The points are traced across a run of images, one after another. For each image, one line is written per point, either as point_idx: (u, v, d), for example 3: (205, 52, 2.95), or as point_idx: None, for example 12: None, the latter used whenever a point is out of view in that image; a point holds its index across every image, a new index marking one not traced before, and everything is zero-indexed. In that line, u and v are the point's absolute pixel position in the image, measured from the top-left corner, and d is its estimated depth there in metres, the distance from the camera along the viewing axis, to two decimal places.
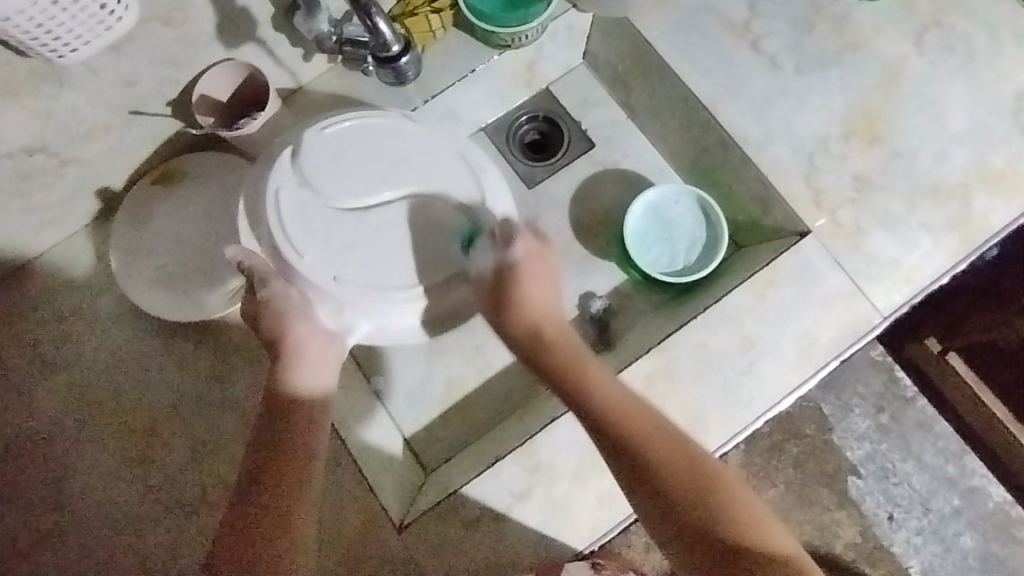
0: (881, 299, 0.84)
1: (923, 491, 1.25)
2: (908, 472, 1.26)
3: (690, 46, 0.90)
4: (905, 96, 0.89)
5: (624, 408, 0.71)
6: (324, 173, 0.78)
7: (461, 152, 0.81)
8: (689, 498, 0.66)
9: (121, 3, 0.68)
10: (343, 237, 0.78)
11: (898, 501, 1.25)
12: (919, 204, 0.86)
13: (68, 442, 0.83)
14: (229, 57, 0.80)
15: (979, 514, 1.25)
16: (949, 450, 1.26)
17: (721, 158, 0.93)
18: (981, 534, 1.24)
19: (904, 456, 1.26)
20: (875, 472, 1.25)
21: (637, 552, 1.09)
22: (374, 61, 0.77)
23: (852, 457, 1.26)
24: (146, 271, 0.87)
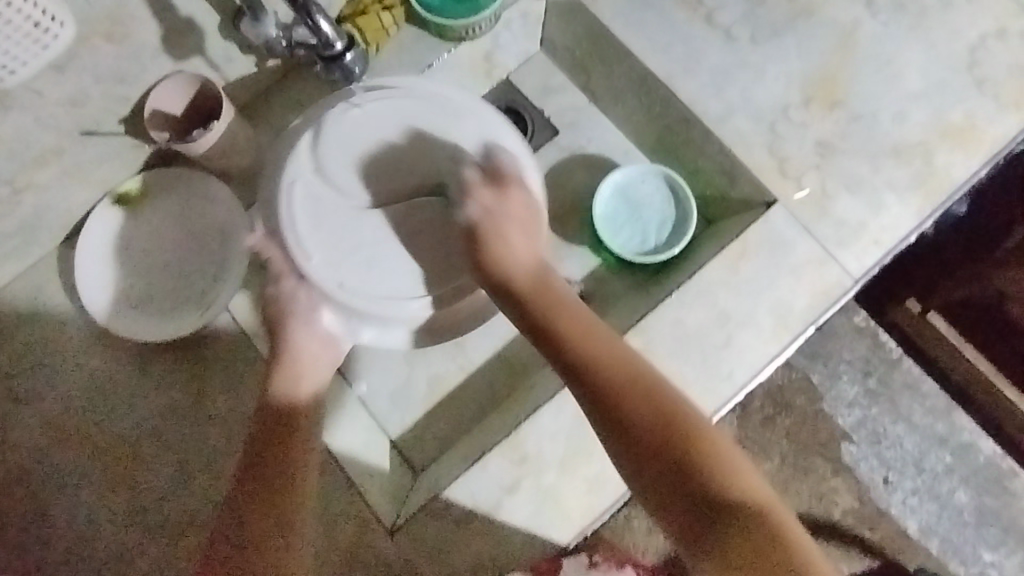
0: (852, 262, 0.85)
1: (914, 451, 1.27)
2: (899, 434, 1.27)
3: (645, 24, 0.90)
4: (862, 58, 0.89)
5: (651, 407, 0.65)
6: (339, 166, 0.79)
7: (485, 139, 0.80)
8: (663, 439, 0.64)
9: (54, 19, 0.65)
10: (356, 233, 0.78)
11: (891, 463, 1.26)
12: (883, 164, 0.87)
13: (51, 471, 0.82)
14: (178, 69, 0.79)
15: (971, 468, 1.27)
16: (936, 408, 1.28)
17: (685, 134, 0.94)
18: (975, 488, 1.26)
19: (893, 418, 1.28)
20: (867, 437, 1.27)
21: (637, 538, 1.10)
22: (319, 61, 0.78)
23: (843, 424, 1.27)
24: (115, 294, 0.86)
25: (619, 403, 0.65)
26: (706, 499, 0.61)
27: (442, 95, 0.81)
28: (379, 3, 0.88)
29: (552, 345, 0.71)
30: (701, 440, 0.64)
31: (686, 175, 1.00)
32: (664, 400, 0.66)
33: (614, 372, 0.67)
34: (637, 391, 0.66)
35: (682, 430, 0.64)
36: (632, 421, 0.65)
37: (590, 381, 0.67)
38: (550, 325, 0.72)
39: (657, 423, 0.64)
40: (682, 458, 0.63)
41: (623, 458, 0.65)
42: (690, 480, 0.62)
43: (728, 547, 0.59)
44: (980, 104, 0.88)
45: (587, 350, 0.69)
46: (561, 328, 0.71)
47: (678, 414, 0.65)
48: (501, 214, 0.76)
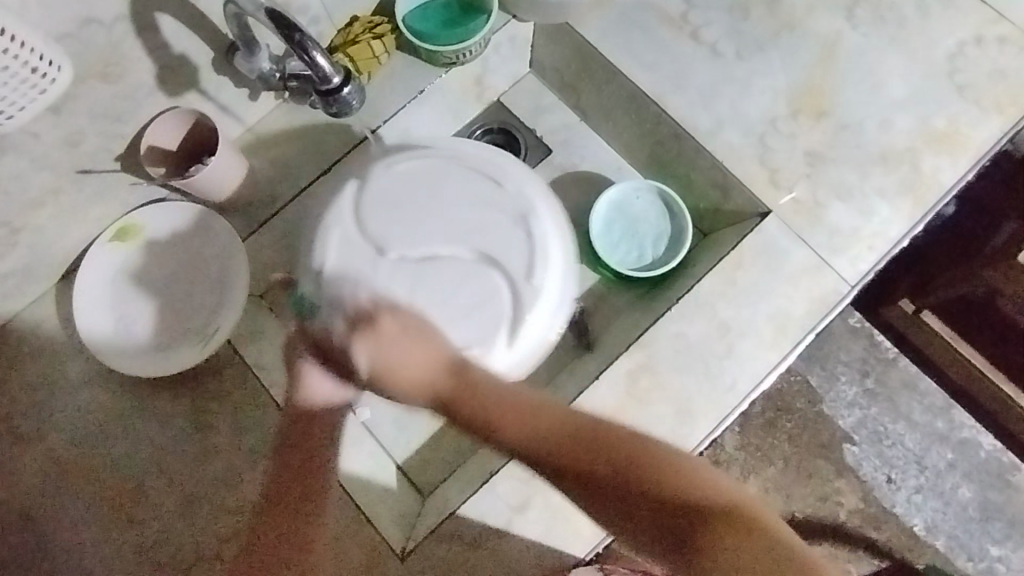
0: (846, 268, 0.86)
1: (916, 449, 1.27)
2: (900, 433, 1.28)
3: (632, 43, 0.92)
4: (845, 68, 0.91)
5: (557, 429, 0.64)
6: (377, 216, 0.85)
7: (524, 215, 0.85)
8: (636, 484, 0.60)
9: (53, 64, 0.64)
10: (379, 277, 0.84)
11: (894, 462, 1.27)
12: (871, 171, 0.88)
13: (56, 512, 0.81)
14: (173, 105, 0.79)
15: (972, 464, 1.27)
16: (935, 406, 1.29)
17: (676, 149, 0.95)
18: (977, 484, 1.27)
19: (893, 417, 1.28)
20: (869, 437, 1.28)
21: None
22: (318, 95, 0.78)
23: (844, 425, 1.28)
24: (115, 330, 0.85)
25: (577, 465, 0.62)
26: (670, 503, 0.59)
27: (474, 163, 0.86)
28: (370, 32, 0.89)
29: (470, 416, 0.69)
30: (640, 449, 0.62)
31: (679, 189, 1.00)
32: (582, 424, 0.64)
33: (552, 429, 0.64)
34: (559, 409, 0.66)
35: (670, 466, 0.61)
36: (598, 470, 0.61)
37: (540, 419, 0.66)
38: (517, 411, 0.67)
39: (629, 480, 0.60)
40: (670, 514, 0.59)
41: (591, 498, 0.61)
42: (667, 511, 0.59)
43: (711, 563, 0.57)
44: (962, 108, 0.90)
45: (491, 394, 0.69)
46: (492, 411, 0.67)
47: (676, 467, 0.61)
48: (393, 351, 0.72)
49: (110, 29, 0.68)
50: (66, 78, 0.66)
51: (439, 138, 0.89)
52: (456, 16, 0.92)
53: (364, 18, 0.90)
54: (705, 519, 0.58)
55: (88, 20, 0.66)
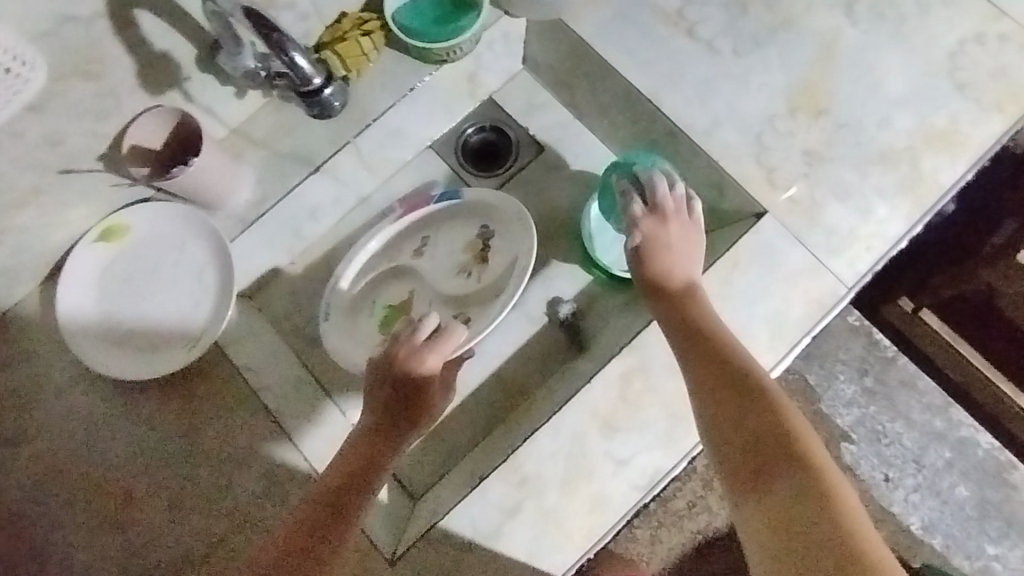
0: (844, 270, 0.84)
1: (914, 447, 1.26)
2: (898, 431, 1.27)
3: (626, 40, 0.91)
4: (844, 65, 0.90)
5: (731, 370, 0.71)
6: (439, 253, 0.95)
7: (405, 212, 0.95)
8: (756, 422, 0.67)
9: (25, 64, 0.65)
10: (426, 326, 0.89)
11: (892, 461, 1.26)
12: (870, 171, 0.87)
13: (42, 515, 0.80)
14: (157, 104, 0.78)
15: (971, 463, 1.26)
16: (935, 404, 1.27)
17: (671, 148, 0.93)
18: (975, 482, 1.25)
19: (892, 415, 1.27)
20: (866, 435, 1.27)
21: (642, 546, 1.18)
22: (298, 93, 0.80)
23: (842, 423, 1.27)
24: (99, 332, 0.83)
25: (770, 408, 0.68)
26: (788, 453, 0.64)
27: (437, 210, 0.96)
28: (358, 28, 0.87)
29: (697, 328, 0.75)
30: (778, 405, 0.68)
31: (674, 188, 0.99)
32: (728, 367, 0.71)
33: (728, 364, 0.71)
34: (742, 358, 0.72)
35: (790, 432, 0.66)
36: (747, 421, 0.67)
37: (714, 374, 0.71)
38: (697, 342, 0.74)
39: (761, 411, 0.68)
40: (779, 449, 0.65)
41: (716, 406, 0.69)
42: (763, 452, 0.65)
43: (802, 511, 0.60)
44: (963, 107, 0.88)
45: (701, 317, 0.76)
46: (701, 331, 0.75)
47: (784, 424, 0.67)
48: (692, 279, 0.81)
49: (87, 26, 0.66)
50: (41, 78, 0.68)
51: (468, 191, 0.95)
52: (446, 13, 0.90)
53: (353, 14, 0.88)
54: (801, 483, 0.62)
55: (65, 18, 0.65)
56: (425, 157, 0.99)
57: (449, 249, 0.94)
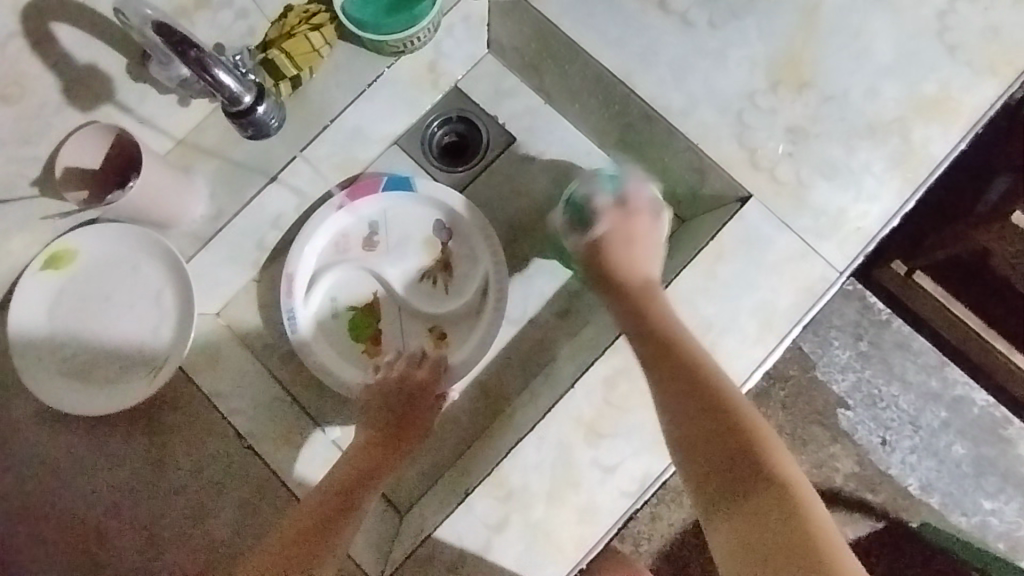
0: (834, 253, 0.80)
1: (910, 409, 1.25)
2: (894, 395, 1.25)
3: (595, 18, 0.85)
4: (828, 33, 0.84)
5: (699, 381, 0.70)
6: (400, 249, 0.90)
7: (356, 205, 0.89)
8: (729, 437, 0.68)
9: None
10: (399, 332, 0.89)
11: (888, 424, 1.25)
12: (857, 145, 0.82)
13: (12, 562, 0.77)
14: (88, 120, 0.72)
15: (966, 421, 1.24)
16: (929, 364, 1.25)
17: (647, 132, 0.88)
18: (971, 440, 1.24)
19: (888, 379, 1.25)
20: (863, 401, 1.25)
21: (642, 525, 1.18)
22: (228, 112, 0.77)
23: (838, 390, 1.25)
24: (56, 366, 0.79)
25: (750, 450, 0.67)
26: (737, 437, 0.68)
27: (394, 205, 0.90)
28: (306, 22, 0.81)
29: (652, 341, 0.74)
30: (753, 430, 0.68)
31: (653, 173, 0.94)
32: (691, 363, 0.72)
33: (683, 359, 0.72)
34: (696, 351, 0.73)
35: (747, 427, 0.69)
36: (717, 445, 0.67)
37: (670, 373, 0.71)
38: (660, 346, 0.73)
39: (724, 436, 0.68)
40: (750, 475, 0.65)
41: (691, 447, 0.68)
42: (727, 456, 0.67)
43: (761, 524, 0.61)
44: (954, 71, 0.83)
45: (661, 322, 0.75)
46: (664, 333, 0.74)
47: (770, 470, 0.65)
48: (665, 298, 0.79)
49: None
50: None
51: (430, 186, 0.88)
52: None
53: (299, 7, 0.82)
54: (750, 466, 0.66)
55: None
56: (391, 155, 0.93)
57: (406, 242, 0.90)
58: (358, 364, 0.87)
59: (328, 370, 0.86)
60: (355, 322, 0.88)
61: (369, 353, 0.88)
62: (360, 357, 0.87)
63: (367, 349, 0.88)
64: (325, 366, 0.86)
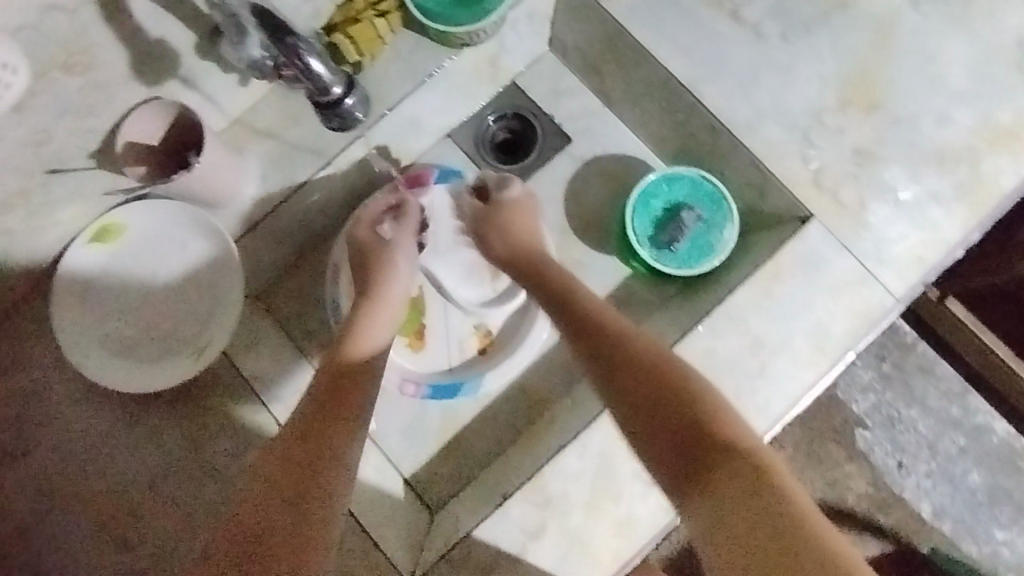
0: (894, 281, 0.79)
1: (929, 434, 1.23)
2: (913, 418, 1.24)
3: (665, 23, 0.83)
4: (901, 54, 0.82)
5: (643, 359, 0.67)
6: (449, 245, 0.89)
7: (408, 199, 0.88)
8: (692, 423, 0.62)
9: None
10: (444, 329, 0.88)
11: (905, 448, 1.24)
12: (924, 172, 0.80)
13: (47, 533, 0.77)
14: (152, 96, 0.71)
15: (985, 450, 1.23)
16: (951, 391, 1.24)
17: (710, 143, 0.86)
18: (989, 469, 1.23)
19: (908, 402, 1.24)
20: (882, 422, 1.24)
21: None
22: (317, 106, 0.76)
23: (857, 410, 1.24)
24: (100, 340, 0.79)
25: (718, 442, 0.60)
26: (708, 447, 0.59)
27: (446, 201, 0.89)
28: (373, 8, 0.79)
29: (586, 327, 0.72)
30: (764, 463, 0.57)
31: None
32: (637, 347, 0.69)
33: (639, 359, 0.68)
34: (636, 343, 0.69)
35: (709, 430, 0.61)
36: (680, 436, 0.61)
37: (627, 366, 0.67)
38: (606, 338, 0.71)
39: (693, 441, 0.60)
40: (740, 480, 0.57)
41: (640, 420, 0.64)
42: (694, 454, 0.60)
43: (752, 524, 0.53)
44: None
45: (586, 313, 0.74)
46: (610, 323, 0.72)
47: (767, 481, 0.57)
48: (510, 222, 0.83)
49: (74, 16, 0.59)
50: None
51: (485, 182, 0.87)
52: None
53: None
54: (724, 464, 0.58)
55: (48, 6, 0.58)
56: (443, 147, 0.94)
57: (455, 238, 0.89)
58: (401, 357, 0.86)
59: None
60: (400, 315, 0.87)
61: (413, 347, 0.87)
62: (403, 351, 0.87)
63: (411, 343, 0.87)
64: None
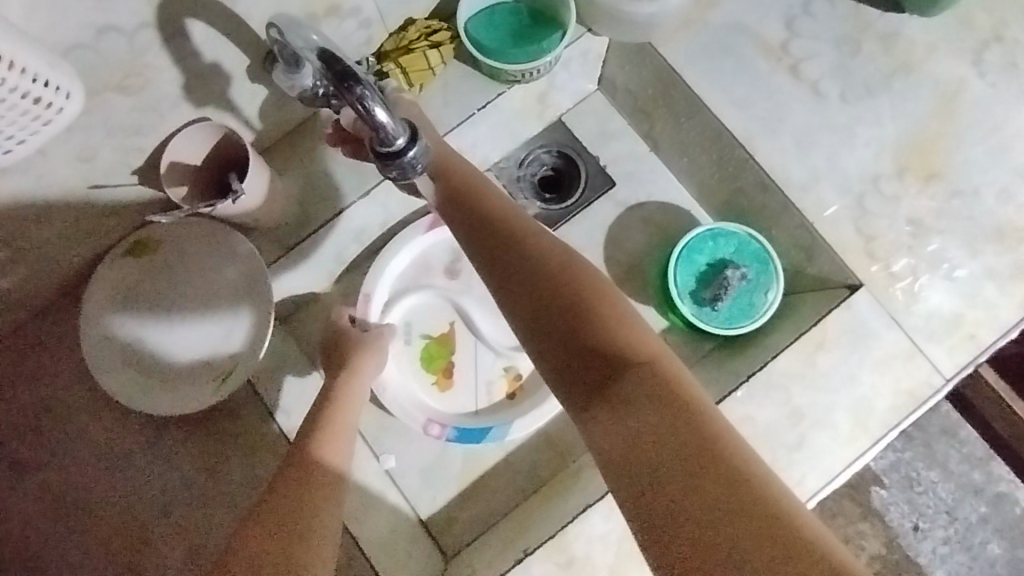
0: (942, 359, 0.76)
1: (948, 499, 1.17)
2: (933, 480, 1.18)
3: (722, 75, 0.81)
4: (964, 124, 0.79)
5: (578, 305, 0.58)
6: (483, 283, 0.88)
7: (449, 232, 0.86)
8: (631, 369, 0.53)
9: (61, 92, 0.55)
10: (472, 369, 0.87)
11: (924, 511, 1.17)
12: (981, 248, 0.78)
13: (52, 552, 0.76)
14: (199, 117, 0.70)
15: (1005, 520, 1.17)
16: (974, 456, 1.18)
17: (759, 200, 0.84)
18: (1010, 541, 1.17)
19: (929, 464, 1.18)
20: (899, 481, 1.18)
21: None
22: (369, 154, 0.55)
23: (875, 466, 1.18)
24: (120, 359, 0.77)
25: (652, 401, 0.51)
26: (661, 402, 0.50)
27: None
28: (427, 39, 0.77)
29: (536, 282, 0.60)
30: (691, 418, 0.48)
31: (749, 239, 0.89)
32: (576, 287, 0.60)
33: (566, 280, 0.60)
34: (579, 286, 0.59)
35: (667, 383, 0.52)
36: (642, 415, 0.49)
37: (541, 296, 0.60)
38: (535, 271, 0.61)
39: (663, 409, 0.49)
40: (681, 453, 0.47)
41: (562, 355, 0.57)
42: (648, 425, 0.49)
43: (709, 525, 0.44)
44: None
45: (536, 260, 0.62)
46: (540, 263, 0.61)
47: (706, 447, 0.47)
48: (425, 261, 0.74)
49: (131, 39, 0.58)
50: (74, 107, 0.57)
51: None
52: (526, 30, 0.81)
53: (421, 21, 0.77)
54: (676, 447, 0.47)
55: (107, 28, 0.56)
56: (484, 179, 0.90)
57: None
58: (428, 395, 0.85)
59: (399, 402, 0.83)
60: (429, 351, 0.86)
61: (440, 385, 0.86)
62: (431, 389, 0.85)
63: (439, 380, 0.86)
64: (396, 396, 0.83)
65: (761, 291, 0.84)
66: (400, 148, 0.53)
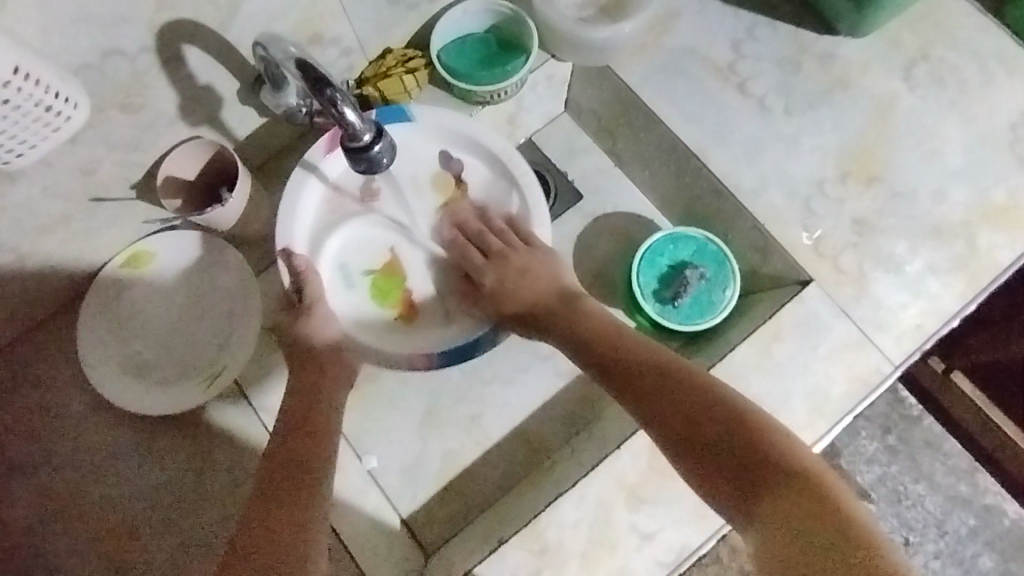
0: (891, 348, 0.80)
1: (936, 512, 1.17)
2: (920, 493, 1.17)
3: (676, 92, 0.88)
4: (898, 132, 0.86)
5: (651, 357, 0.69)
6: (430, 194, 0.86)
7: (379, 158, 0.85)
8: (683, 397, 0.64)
9: (69, 102, 0.61)
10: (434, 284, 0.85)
11: (913, 524, 1.17)
12: (922, 244, 0.83)
13: (48, 552, 0.79)
14: (194, 135, 0.77)
15: (994, 532, 1.17)
16: (959, 468, 1.18)
17: (715, 206, 0.90)
18: (999, 552, 1.16)
19: (915, 477, 1.18)
20: (887, 496, 1.17)
21: None
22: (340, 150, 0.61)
23: (862, 481, 1.17)
24: (115, 364, 0.81)
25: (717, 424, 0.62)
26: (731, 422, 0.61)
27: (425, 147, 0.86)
28: (403, 65, 0.85)
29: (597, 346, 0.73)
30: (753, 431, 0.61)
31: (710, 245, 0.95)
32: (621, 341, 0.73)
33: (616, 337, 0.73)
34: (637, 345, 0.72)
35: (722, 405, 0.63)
36: (727, 454, 0.60)
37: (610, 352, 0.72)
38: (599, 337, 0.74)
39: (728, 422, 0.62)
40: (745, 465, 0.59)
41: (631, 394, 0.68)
42: (727, 442, 0.60)
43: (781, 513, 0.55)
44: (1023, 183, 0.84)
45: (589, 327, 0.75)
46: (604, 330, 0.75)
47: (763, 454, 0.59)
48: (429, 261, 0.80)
49: (133, 60, 0.65)
50: (80, 118, 0.64)
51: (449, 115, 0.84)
52: (493, 56, 0.89)
53: (398, 51, 0.85)
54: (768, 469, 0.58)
55: (112, 51, 0.63)
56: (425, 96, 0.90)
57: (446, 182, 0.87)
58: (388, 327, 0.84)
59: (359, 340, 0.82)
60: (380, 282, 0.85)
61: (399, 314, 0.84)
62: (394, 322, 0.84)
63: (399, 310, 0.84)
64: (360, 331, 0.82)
65: (719, 290, 0.90)
66: (366, 144, 0.60)
